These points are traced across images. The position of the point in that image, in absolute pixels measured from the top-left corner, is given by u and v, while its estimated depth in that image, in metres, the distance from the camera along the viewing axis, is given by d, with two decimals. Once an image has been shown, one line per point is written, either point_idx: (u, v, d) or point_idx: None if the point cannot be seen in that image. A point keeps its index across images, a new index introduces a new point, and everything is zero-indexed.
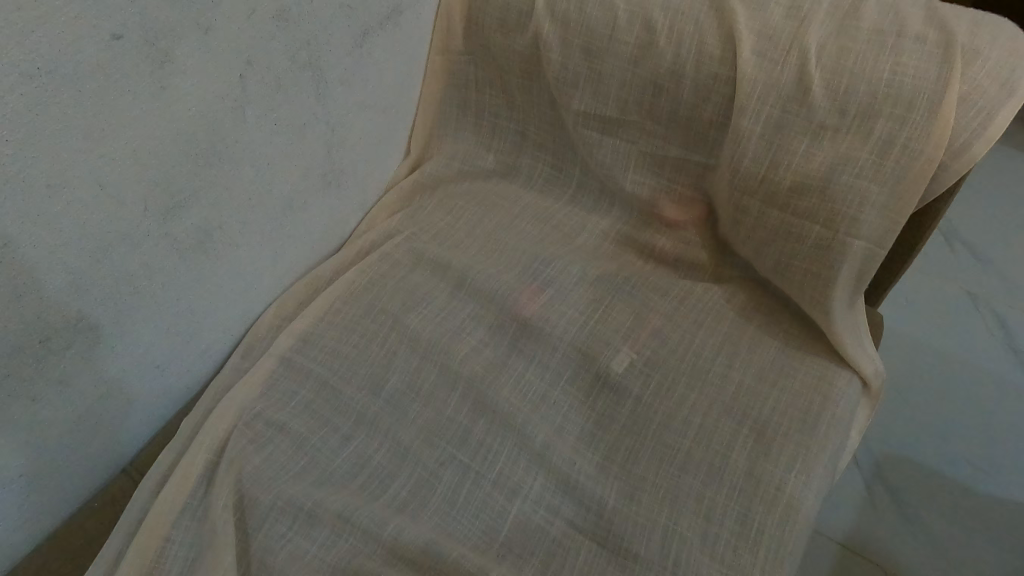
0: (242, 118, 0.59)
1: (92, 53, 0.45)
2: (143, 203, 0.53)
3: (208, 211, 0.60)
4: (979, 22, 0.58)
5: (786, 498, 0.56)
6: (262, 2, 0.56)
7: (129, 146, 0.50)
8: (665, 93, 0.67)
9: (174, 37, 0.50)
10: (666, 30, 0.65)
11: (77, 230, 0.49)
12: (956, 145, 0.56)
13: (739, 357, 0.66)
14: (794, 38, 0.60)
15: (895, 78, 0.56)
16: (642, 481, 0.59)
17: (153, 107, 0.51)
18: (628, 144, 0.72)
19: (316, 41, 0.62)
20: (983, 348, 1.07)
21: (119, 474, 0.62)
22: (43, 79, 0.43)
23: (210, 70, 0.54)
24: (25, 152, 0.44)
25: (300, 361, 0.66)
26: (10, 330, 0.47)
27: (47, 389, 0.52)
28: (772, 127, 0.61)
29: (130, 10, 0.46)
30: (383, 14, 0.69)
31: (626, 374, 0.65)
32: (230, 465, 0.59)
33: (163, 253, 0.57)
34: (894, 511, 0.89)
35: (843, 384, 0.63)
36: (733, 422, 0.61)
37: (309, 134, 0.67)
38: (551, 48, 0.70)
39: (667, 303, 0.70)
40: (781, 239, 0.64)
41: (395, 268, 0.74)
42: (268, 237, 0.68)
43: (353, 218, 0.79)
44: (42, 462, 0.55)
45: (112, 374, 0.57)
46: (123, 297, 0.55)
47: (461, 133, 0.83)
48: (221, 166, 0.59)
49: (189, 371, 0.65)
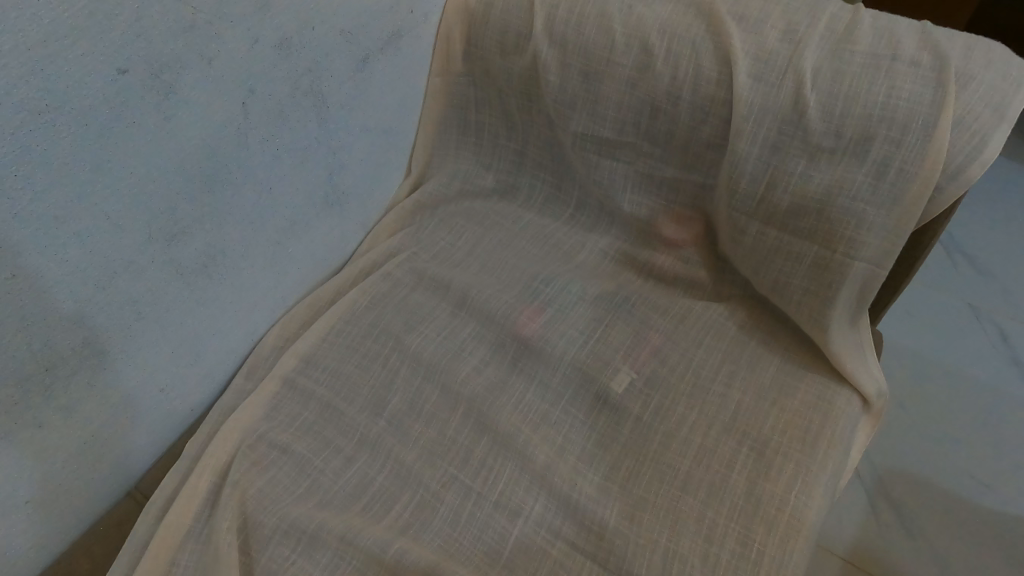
0: (245, 144, 0.60)
1: (98, 87, 0.46)
2: (147, 230, 0.54)
3: (212, 236, 0.60)
4: (972, 46, 0.59)
5: (787, 519, 0.56)
6: (263, 31, 0.56)
7: (134, 175, 0.51)
8: (663, 114, 0.67)
9: (178, 68, 0.51)
10: (662, 52, 0.66)
11: (82, 259, 0.50)
12: (951, 167, 0.56)
13: (739, 376, 0.66)
14: (789, 60, 0.61)
15: (890, 101, 0.57)
16: (643, 502, 0.59)
17: (157, 137, 0.52)
18: (627, 164, 0.73)
19: (317, 67, 0.63)
20: (984, 361, 1.07)
21: (125, 497, 0.63)
22: (50, 115, 0.44)
23: (212, 99, 0.55)
24: (32, 185, 0.45)
25: (303, 383, 0.67)
26: (16, 359, 0.48)
27: (53, 415, 0.53)
28: (768, 149, 0.61)
29: (136, 44, 0.47)
30: (383, 38, 0.70)
31: (626, 393, 0.66)
32: (234, 488, 0.59)
33: (167, 278, 0.58)
34: (898, 526, 0.89)
35: (844, 403, 0.63)
36: (733, 442, 0.62)
37: (311, 158, 0.67)
38: (550, 70, 0.71)
39: (666, 322, 0.71)
40: (780, 259, 0.65)
41: (396, 289, 0.74)
42: (271, 260, 0.69)
43: (354, 238, 0.80)
44: (48, 487, 0.55)
45: (117, 399, 0.58)
46: (128, 322, 0.56)
47: (462, 154, 0.84)
48: (224, 192, 0.60)
49: (193, 393, 0.66)
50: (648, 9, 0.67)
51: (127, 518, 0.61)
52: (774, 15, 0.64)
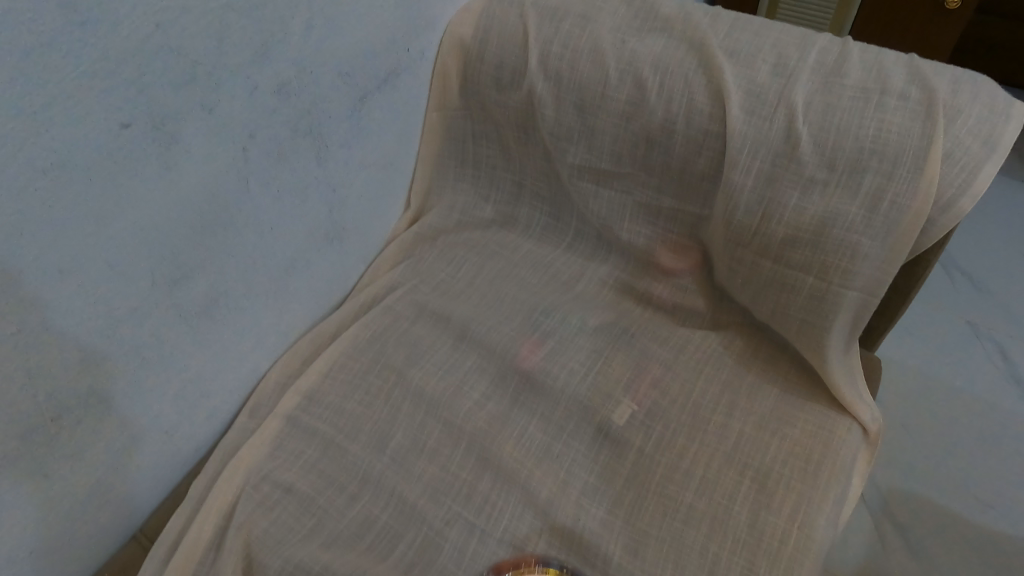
0: (246, 188, 0.60)
1: (103, 143, 0.47)
2: (150, 276, 0.55)
3: (213, 279, 0.61)
4: (958, 80, 0.60)
5: (790, 552, 0.56)
6: (264, 78, 0.57)
7: (137, 225, 0.52)
8: (658, 147, 0.68)
9: (180, 120, 0.52)
10: (656, 87, 0.67)
11: (87, 309, 0.51)
12: (943, 200, 0.56)
13: (738, 406, 0.67)
14: (781, 95, 0.62)
15: (880, 135, 0.58)
16: (647, 536, 0.59)
17: (159, 186, 0.52)
18: (623, 195, 0.74)
19: (315, 109, 0.64)
20: (984, 378, 1.08)
21: (130, 542, 0.63)
22: (56, 173, 0.45)
23: (213, 146, 0.55)
24: (39, 241, 0.46)
25: (306, 420, 0.67)
26: (22, 411, 0.48)
27: (58, 464, 0.53)
28: (763, 182, 0.62)
29: (139, 99, 0.48)
30: (381, 77, 0.71)
31: (628, 426, 0.66)
32: (239, 530, 0.60)
33: (170, 322, 0.58)
34: (903, 548, 0.89)
35: (843, 432, 0.64)
36: (734, 473, 0.62)
37: (311, 197, 0.68)
38: (545, 105, 0.72)
39: (666, 351, 0.72)
40: (777, 289, 0.65)
41: (398, 322, 0.75)
42: (273, 298, 0.69)
43: (354, 271, 0.81)
44: (53, 534, 0.56)
45: (121, 443, 0.58)
46: (133, 367, 0.56)
47: (461, 186, 0.85)
48: (226, 235, 0.60)
49: (196, 433, 0.67)
50: (640, 45, 0.69)
51: (131, 564, 0.62)
52: (765, 49, 0.65)
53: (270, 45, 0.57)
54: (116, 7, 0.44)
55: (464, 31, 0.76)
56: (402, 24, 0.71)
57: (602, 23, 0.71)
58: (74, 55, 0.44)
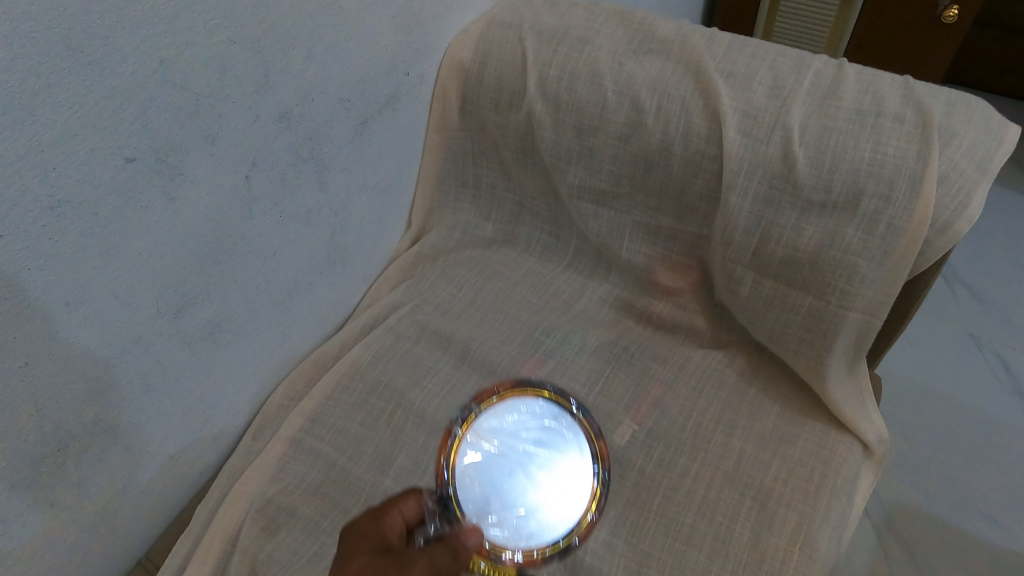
0: (249, 215, 0.61)
1: (109, 178, 0.48)
2: (155, 305, 0.55)
3: (217, 305, 0.62)
4: (954, 102, 0.60)
5: (791, 574, 0.56)
6: (265, 107, 0.58)
7: (142, 256, 0.53)
8: (657, 168, 0.69)
9: (183, 152, 0.52)
10: (654, 109, 0.67)
11: (94, 340, 0.51)
12: (939, 222, 0.57)
13: (739, 425, 0.67)
14: (777, 117, 0.62)
15: (876, 156, 0.58)
16: (649, 557, 0.59)
17: (163, 217, 0.53)
18: (623, 215, 0.74)
19: (316, 135, 0.65)
20: (986, 390, 1.08)
21: (135, 566, 0.65)
22: (62, 209, 0.46)
23: (216, 175, 0.56)
24: (46, 277, 0.46)
25: (309, 443, 0.68)
26: (29, 443, 0.49)
27: (65, 492, 0.54)
28: (760, 204, 0.63)
29: (143, 134, 0.49)
30: (381, 101, 0.72)
31: (629, 446, 0.67)
32: (244, 554, 0.60)
33: (175, 349, 0.59)
34: (906, 561, 0.89)
35: (844, 452, 0.64)
36: (735, 494, 0.62)
37: (313, 221, 0.69)
38: (544, 127, 0.73)
39: (666, 371, 0.73)
40: (776, 308, 0.66)
41: (400, 342, 0.75)
42: (275, 321, 0.70)
43: (356, 291, 0.81)
44: (60, 561, 0.56)
45: (127, 470, 0.59)
46: (139, 395, 0.57)
47: (461, 206, 0.86)
48: (229, 262, 0.61)
49: (200, 456, 0.67)
50: (637, 67, 0.69)
51: None
52: (761, 72, 0.66)
53: (272, 75, 0.57)
54: (122, 46, 0.45)
55: (464, 54, 0.77)
56: (401, 49, 0.71)
57: (600, 46, 0.72)
58: (82, 94, 0.44)
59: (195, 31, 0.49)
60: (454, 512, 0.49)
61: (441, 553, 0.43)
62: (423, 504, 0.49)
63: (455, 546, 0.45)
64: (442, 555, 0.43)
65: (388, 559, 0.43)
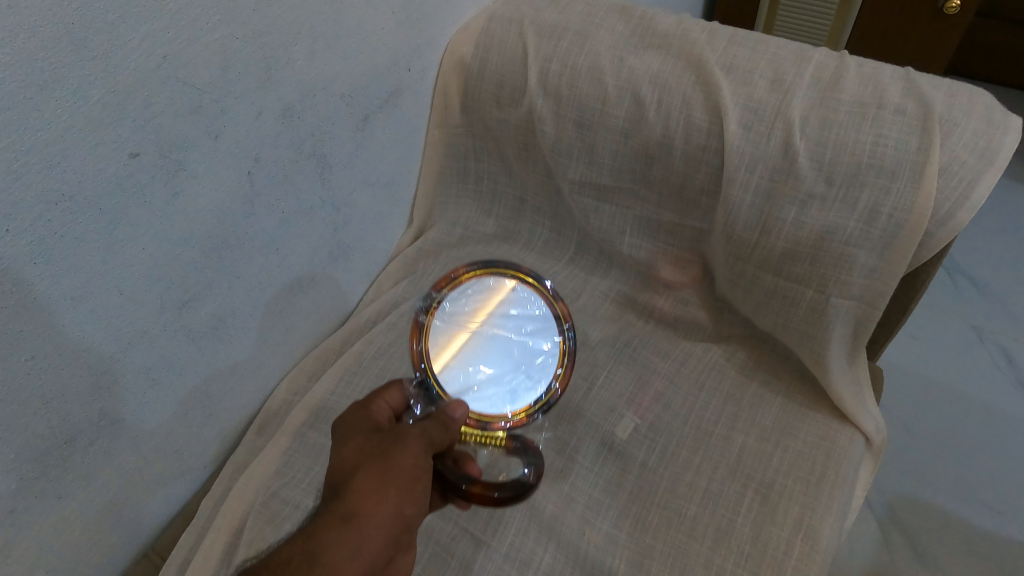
0: (252, 210, 0.61)
1: (113, 172, 0.48)
2: (159, 299, 0.56)
3: (221, 300, 0.62)
4: (955, 93, 0.61)
5: (794, 564, 0.57)
6: (268, 102, 0.58)
7: (146, 250, 0.53)
8: (657, 162, 0.69)
9: (186, 147, 0.53)
10: (654, 104, 0.67)
11: (98, 334, 0.52)
12: (940, 214, 0.57)
13: (741, 418, 0.68)
14: (778, 110, 0.62)
15: (877, 148, 0.58)
16: (651, 549, 0.60)
17: (167, 212, 0.53)
18: (624, 210, 0.75)
19: (319, 131, 0.65)
20: (989, 382, 1.08)
21: (141, 559, 0.65)
22: (67, 204, 0.46)
23: (218, 171, 0.56)
24: (51, 271, 0.47)
25: (313, 437, 0.68)
26: (35, 435, 0.49)
27: (71, 485, 0.54)
28: (761, 197, 0.63)
29: (147, 129, 0.49)
30: (383, 97, 0.72)
31: (631, 439, 0.67)
32: (248, 547, 0.61)
33: (179, 344, 0.59)
34: (909, 554, 0.89)
35: (846, 443, 0.64)
36: (738, 485, 0.62)
37: (316, 216, 0.69)
38: (545, 122, 0.73)
39: (668, 364, 0.73)
40: (778, 301, 0.66)
41: (403, 337, 0.76)
42: (279, 317, 0.70)
43: (358, 286, 0.82)
44: (66, 554, 0.57)
45: (132, 464, 0.59)
46: (144, 389, 0.57)
47: (463, 202, 0.87)
48: (233, 257, 0.61)
49: (205, 451, 0.68)
50: (638, 61, 0.69)
51: None
52: (762, 65, 0.66)
53: (275, 70, 0.58)
54: (126, 41, 0.46)
55: (465, 49, 0.77)
56: (403, 45, 0.71)
57: (601, 40, 0.72)
58: (86, 88, 0.45)
59: (197, 25, 0.50)
60: (435, 392, 0.56)
61: (429, 425, 0.50)
62: (405, 393, 0.55)
63: (443, 420, 0.51)
64: (433, 427, 0.50)
65: (384, 432, 0.50)
